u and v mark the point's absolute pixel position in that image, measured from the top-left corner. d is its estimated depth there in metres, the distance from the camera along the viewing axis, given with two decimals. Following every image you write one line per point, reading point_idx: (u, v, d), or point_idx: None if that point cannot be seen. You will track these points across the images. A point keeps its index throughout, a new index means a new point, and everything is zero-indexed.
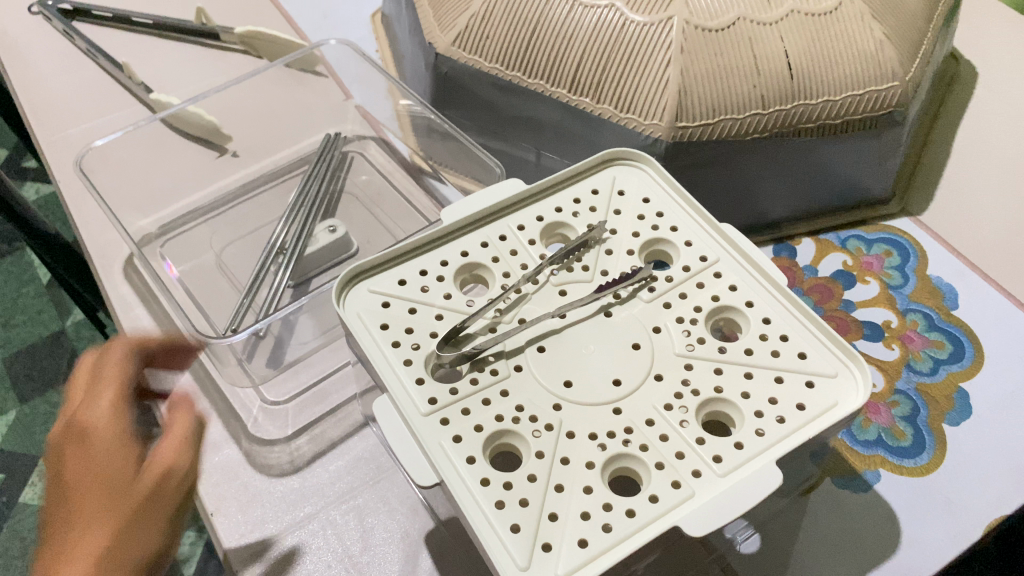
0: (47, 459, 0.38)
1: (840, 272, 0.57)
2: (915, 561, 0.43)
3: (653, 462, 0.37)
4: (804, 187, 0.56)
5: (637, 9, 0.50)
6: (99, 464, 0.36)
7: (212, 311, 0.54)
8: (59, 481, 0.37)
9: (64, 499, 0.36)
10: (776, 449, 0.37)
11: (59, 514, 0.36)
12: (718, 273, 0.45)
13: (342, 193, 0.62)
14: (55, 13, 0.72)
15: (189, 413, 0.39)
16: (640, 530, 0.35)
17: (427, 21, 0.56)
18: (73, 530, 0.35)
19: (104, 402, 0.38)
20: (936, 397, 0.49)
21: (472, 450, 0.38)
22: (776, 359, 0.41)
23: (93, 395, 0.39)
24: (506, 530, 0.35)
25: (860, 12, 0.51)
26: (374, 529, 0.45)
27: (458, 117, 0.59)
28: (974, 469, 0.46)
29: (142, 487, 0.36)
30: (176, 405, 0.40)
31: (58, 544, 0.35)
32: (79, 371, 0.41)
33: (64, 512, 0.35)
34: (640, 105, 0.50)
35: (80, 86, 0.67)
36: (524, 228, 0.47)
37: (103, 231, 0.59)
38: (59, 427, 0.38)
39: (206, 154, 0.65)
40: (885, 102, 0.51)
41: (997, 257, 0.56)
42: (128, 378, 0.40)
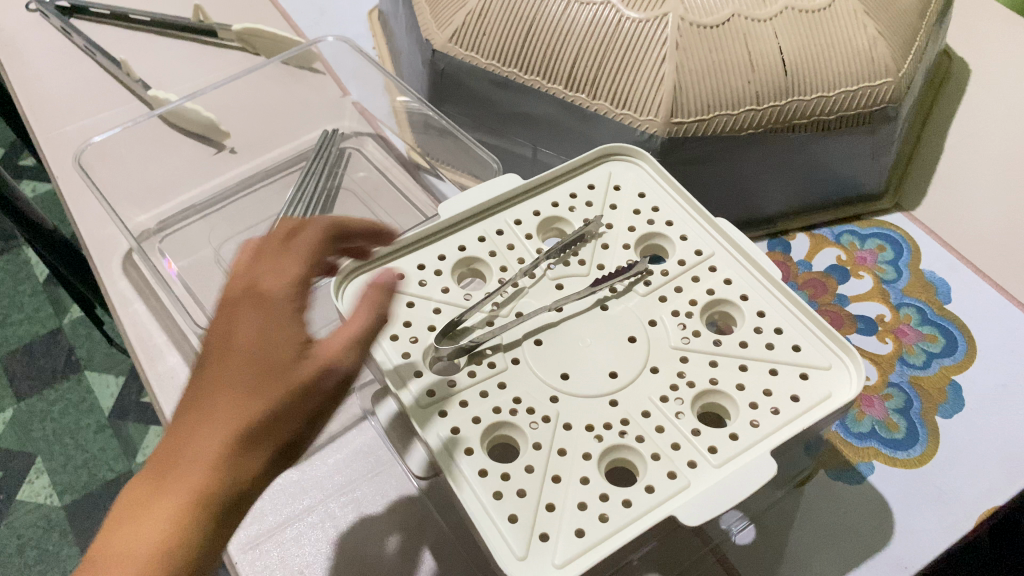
0: (228, 300, 0.34)
1: (834, 266, 0.57)
2: (908, 551, 0.43)
3: (649, 453, 0.38)
4: (799, 182, 0.57)
5: (633, 5, 0.50)
6: (265, 328, 0.32)
7: (210, 306, 0.54)
8: (224, 330, 0.32)
9: (223, 352, 0.32)
10: (771, 440, 0.38)
11: (212, 361, 0.32)
12: (713, 267, 0.45)
13: (340, 188, 0.63)
14: (53, 11, 0.72)
15: (383, 304, 0.33)
16: (636, 520, 0.35)
17: (424, 18, 0.57)
18: (216, 392, 0.31)
19: (288, 278, 0.33)
20: (928, 390, 0.50)
21: (470, 441, 0.38)
22: (770, 351, 0.41)
23: (280, 263, 0.34)
24: (503, 520, 0.35)
25: (854, 9, 0.51)
26: (373, 521, 0.45)
27: (455, 113, 0.60)
28: (967, 461, 0.47)
29: (300, 377, 0.31)
30: (374, 288, 0.33)
31: (201, 398, 0.31)
32: (286, 230, 0.36)
33: (220, 365, 0.31)
34: (636, 101, 0.50)
35: (78, 83, 0.68)
36: (520, 222, 0.47)
37: (102, 226, 0.59)
38: (248, 274, 0.34)
39: (203, 150, 0.65)
40: (879, 98, 0.51)
41: (990, 251, 0.57)
42: (316, 254, 0.35)
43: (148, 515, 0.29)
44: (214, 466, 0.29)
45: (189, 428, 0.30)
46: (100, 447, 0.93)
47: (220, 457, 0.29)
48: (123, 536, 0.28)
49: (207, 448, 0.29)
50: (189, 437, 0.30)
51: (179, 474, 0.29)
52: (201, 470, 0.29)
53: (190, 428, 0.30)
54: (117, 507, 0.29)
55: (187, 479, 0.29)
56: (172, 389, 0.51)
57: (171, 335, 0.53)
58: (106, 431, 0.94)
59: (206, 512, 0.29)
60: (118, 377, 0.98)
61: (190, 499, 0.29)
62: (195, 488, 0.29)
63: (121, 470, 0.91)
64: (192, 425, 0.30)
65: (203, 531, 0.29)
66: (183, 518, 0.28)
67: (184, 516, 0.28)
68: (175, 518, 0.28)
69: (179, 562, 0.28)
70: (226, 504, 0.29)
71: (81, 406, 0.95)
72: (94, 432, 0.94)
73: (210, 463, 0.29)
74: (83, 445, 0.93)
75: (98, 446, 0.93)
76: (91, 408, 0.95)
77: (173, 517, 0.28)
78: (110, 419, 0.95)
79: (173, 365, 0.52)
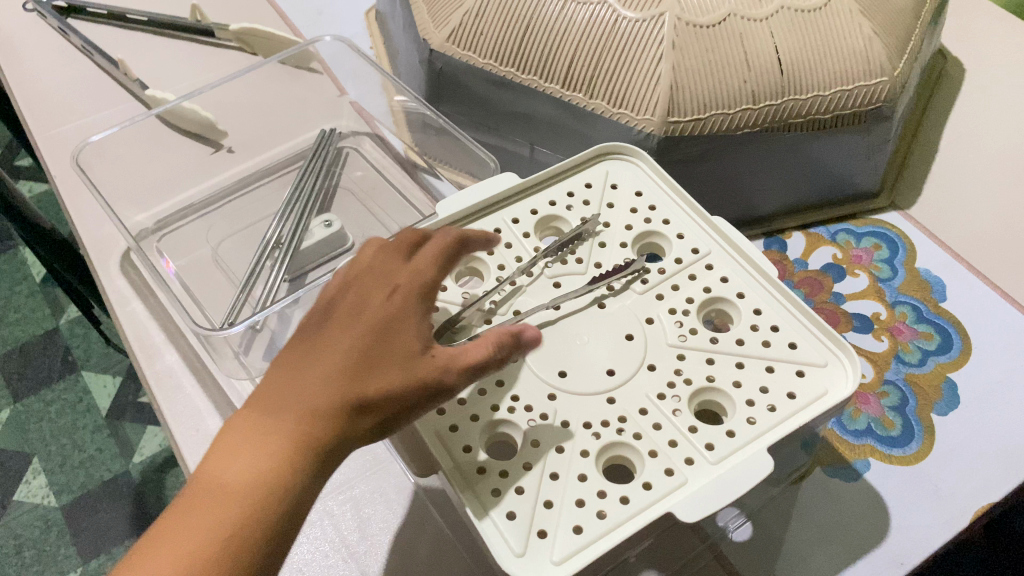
0: (360, 278, 0.36)
1: (830, 265, 0.58)
2: (904, 548, 0.43)
3: (646, 450, 0.38)
4: (795, 181, 0.57)
5: (629, 5, 0.50)
6: (394, 312, 0.34)
7: (208, 305, 0.54)
8: (353, 305, 0.35)
9: (348, 323, 0.34)
10: (768, 437, 0.38)
11: (334, 327, 0.34)
12: (710, 265, 0.45)
13: (338, 188, 0.63)
14: (50, 11, 0.73)
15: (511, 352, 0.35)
16: (634, 517, 0.36)
17: (421, 17, 0.57)
18: (331, 348, 0.33)
19: (425, 276, 0.36)
20: (924, 387, 0.50)
21: (469, 439, 0.38)
22: (767, 349, 0.41)
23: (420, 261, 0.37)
24: (502, 517, 0.36)
25: (849, 9, 0.51)
26: (371, 519, 0.46)
27: (452, 113, 0.60)
28: (962, 458, 0.47)
29: (419, 368, 0.33)
30: (506, 335, 0.35)
31: (317, 356, 0.33)
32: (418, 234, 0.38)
33: (341, 332, 0.34)
34: (633, 101, 0.51)
35: (75, 83, 0.68)
36: (518, 221, 0.47)
37: (99, 226, 0.59)
38: (380, 263, 0.37)
39: (201, 150, 0.65)
40: (874, 97, 0.52)
41: (985, 249, 0.57)
42: (448, 263, 0.37)
43: (252, 452, 0.31)
44: (320, 426, 0.32)
45: (300, 383, 0.33)
46: (96, 447, 0.93)
47: (328, 417, 0.32)
48: (228, 467, 0.31)
49: (317, 407, 0.32)
50: (300, 390, 0.33)
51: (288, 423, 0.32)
52: (308, 425, 0.32)
53: (302, 384, 0.33)
54: (223, 436, 0.32)
55: (294, 429, 0.32)
56: (170, 388, 0.51)
57: (169, 334, 0.54)
58: (103, 431, 0.94)
59: (306, 462, 0.31)
60: (115, 378, 0.98)
61: (294, 449, 0.31)
62: (301, 439, 0.31)
63: (118, 470, 0.91)
64: (304, 379, 0.33)
65: (301, 478, 0.31)
66: (284, 461, 0.31)
67: (286, 460, 0.31)
68: (278, 460, 0.31)
69: (276, 499, 0.31)
70: (324, 462, 0.32)
71: (78, 406, 0.95)
72: (91, 433, 0.94)
73: (318, 420, 0.32)
74: (80, 445, 0.93)
75: (94, 446, 0.93)
76: (88, 409, 0.95)
77: (276, 458, 0.31)
78: (107, 420, 0.95)
79: (171, 364, 0.52)
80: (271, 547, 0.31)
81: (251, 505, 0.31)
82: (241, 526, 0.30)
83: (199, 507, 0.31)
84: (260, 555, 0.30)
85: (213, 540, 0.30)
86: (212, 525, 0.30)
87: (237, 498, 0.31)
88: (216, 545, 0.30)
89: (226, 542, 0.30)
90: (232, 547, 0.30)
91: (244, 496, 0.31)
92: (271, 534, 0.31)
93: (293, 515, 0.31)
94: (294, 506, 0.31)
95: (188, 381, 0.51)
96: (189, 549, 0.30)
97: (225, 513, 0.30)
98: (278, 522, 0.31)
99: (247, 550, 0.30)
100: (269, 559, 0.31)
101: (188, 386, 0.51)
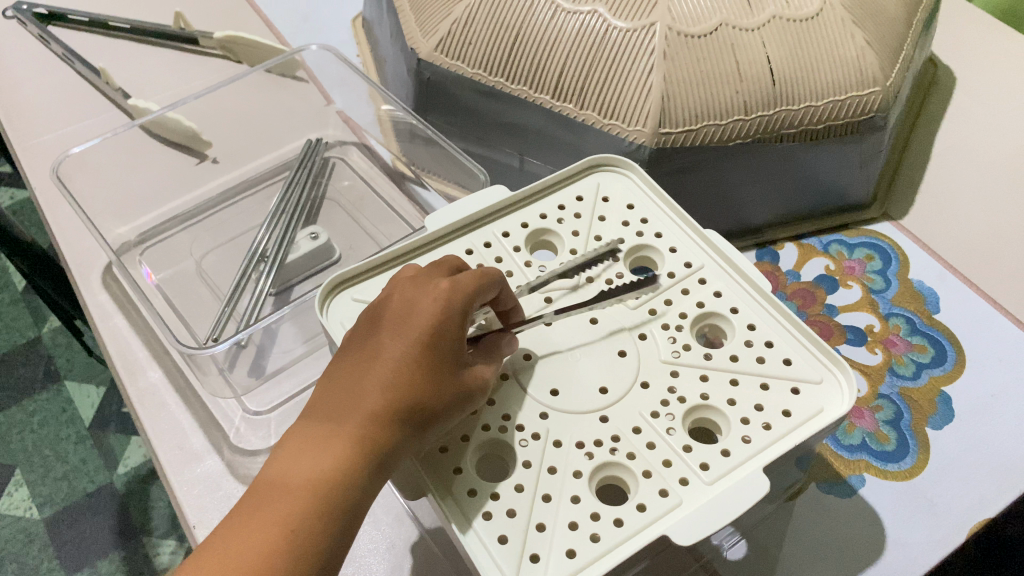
0: (403, 288, 0.38)
1: (823, 277, 0.57)
2: (900, 565, 0.43)
3: (640, 470, 0.37)
4: (786, 192, 0.57)
5: (620, 15, 0.50)
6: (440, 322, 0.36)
7: (193, 320, 0.53)
8: (398, 312, 0.36)
9: (397, 332, 0.36)
10: (764, 456, 0.37)
11: (381, 335, 0.36)
12: (703, 279, 0.45)
13: (324, 199, 0.62)
14: (30, 18, 0.71)
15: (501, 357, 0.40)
16: (628, 540, 0.35)
17: (409, 26, 0.56)
18: (383, 358, 0.35)
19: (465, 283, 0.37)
20: (919, 401, 0.50)
21: (459, 460, 0.38)
22: (761, 365, 0.41)
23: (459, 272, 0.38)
24: (493, 541, 0.35)
25: (842, 18, 0.51)
26: (359, 540, 0.45)
27: (441, 123, 0.59)
28: (956, 473, 0.46)
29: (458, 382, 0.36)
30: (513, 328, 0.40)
31: (369, 365, 0.35)
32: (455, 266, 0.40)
33: (389, 339, 0.36)
34: (624, 112, 0.50)
35: (55, 92, 0.67)
36: (508, 235, 0.47)
37: (81, 239, 0.58)
38: (420, 277, 0.38)
39: (185, 160, 0.64)
40: (867, 107, 0.51)
41: (978, 259, 0.57)
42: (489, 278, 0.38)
43: (311, 458, 0.33)
44: (378, 431, 0.33)
45: (355, 393, 0.35)
46: (80, 458, 0.91)
47: (385, 423, 0.34)
48: (295, 469, 0.33)
49: (375, 414, 0.34)
50: (355, 398, 0.34)
51: (348, 428, 0.34)
52: (368, 429, 0.33)
53: (356, 393, 0.35)
54: (285, 444, 0.34)
55: (353, 435, 0.33)
56: (153, 405, 0.50)
57: (152, 349, 0.53)
58: (86, 442, 0.92)
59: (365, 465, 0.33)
60: (99, 388, 0.96)
61: (355, 452, 0.33)
62: (361, 444, 0.33)
63: (102, 481, 0.90)
64: (361, 386, 0.35)
65: (361, 481, 0.33)
66: (347, 464, 0.33)
67: (348, 462, 0.33)
68: (342, 463, 0.33)
69: (340, 500, 0.32)
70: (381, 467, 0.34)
71: (60, 416, 0.94)
72: (74, 444, 0.92)
73: (376, 427, 0.33)
74: (64, 456, 0.91)
75: (78, 457, 0.91)
76: (71, 419, 0.94)
77: (338, 461, 0.33)
78: (90, 430, 0.93)
79: (154, 380, 0.51)
80: (335, 550, 0.32)
81: (315, 505, 0.32)
82: (309, 524, 0.31)
83: (265, 509, 0.32)
84: (324, 555, 0.31)
85: (280, 539, 0.31)
86: (278, 524, 0.31)
87: (303, 499, 0.32)
88: (284, 545, 0.30)
89: (294, 540, 0.31)
90: (297, 546, 0.31)
91: (311, 497, 0.32)
92: (336, 533, 0.32)
93: (354, 517, 0.33)
94: (356, 509, 0.33)
95: (171, 398, 0.50)
96: (257, 548, 0.30)
97: (291, 513, 0.31)
98: (341, 522, 0.32)
99: (314, 548, 0.31)
100: (333, 559, 0.32)
101: (172, 403, 0.50)
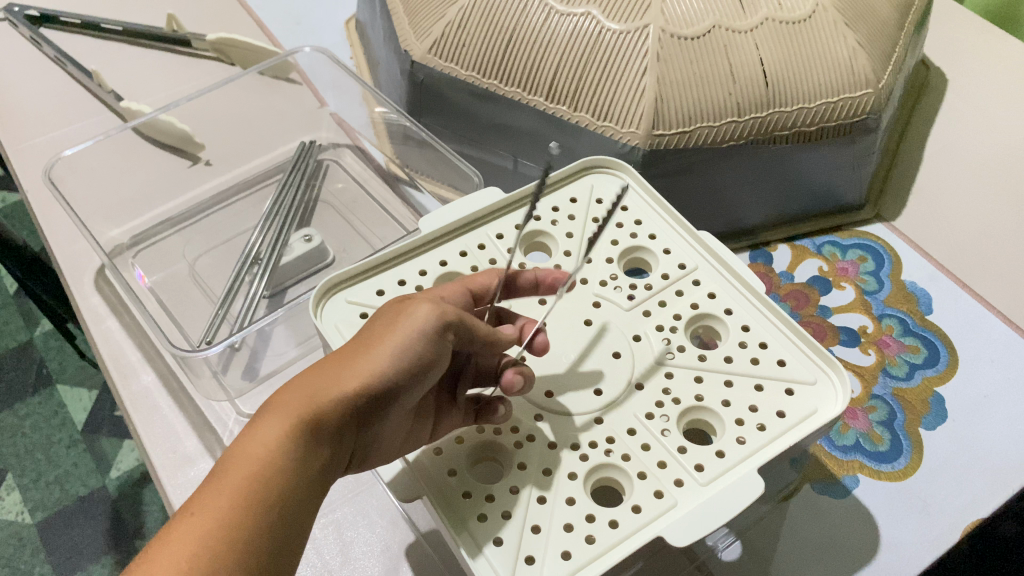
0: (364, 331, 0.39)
1: (816, 277, 0.57)
2: (893, 565, 0.43)
3: (635, 472, 0.37)
4: (779, 195, 0.57)
5: (614, 17, 0.50)
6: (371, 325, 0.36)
7: (186, 323, 0.53)
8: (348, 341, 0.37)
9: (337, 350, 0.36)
10: (758, 457, 0.37)
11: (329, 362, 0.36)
12: (697, 280, 0.45)
13: (318, 201, 0.62)
14: (21, 21, 0.71)
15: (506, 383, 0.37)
16: (624, 541, 0.35)
17: (402, 28, 0.56)
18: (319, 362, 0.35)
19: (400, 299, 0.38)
20: (912, 401, 0.50)
21: (453, 462, 0.38)
22: (755, 366, 0.41)
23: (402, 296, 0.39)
24: (488, 544, 0.35)
25: (834, 20, 0.51)
26: (354, 543, 0.45)
27: (434, 125, 0.59)
28: (950, 473, 0.46)
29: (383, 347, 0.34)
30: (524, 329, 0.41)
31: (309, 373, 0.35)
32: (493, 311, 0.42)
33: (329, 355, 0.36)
34: (617, 114, 0.50)
35: (47, 95, 0.66)
36: (503, 237, 0.47)
37: (73, 242, 0.58)
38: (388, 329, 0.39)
39: (178, 163, 0.64)
40: (859, 108, 0.52)
41: (970, 261, 0.57)
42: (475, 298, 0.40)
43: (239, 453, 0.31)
44: (315, 406, 0.32)
45: (297, 381, 0.33)
46: (72, 461, 0.91)
47: (323, 399, 0.32)
48: (230, 460, 0.30)
49: (312, 391, 0.32)
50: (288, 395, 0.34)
51: (284, 406, 0.32)
52: (304, 406, 0.32)
53: (294, 379, 0.33)
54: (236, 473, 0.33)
55: (290, 412, 0.32)
56: (146, 409, 0.50)
57: (145, 353, 0.52)
58: (78, 445, 0.92)
59: (307, 446, 0.31)
60: (91, 391, 0.96)
61: (285, 427, 0.31)
62: (298, 420, 0.31)
63: (94, 485, 0.89)
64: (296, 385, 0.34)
65: (305, 464, 0.31)
66: (284, 444, 0.31)
67: (286, 441, 0.31)
68: (278, 444, 0.31)
69: (280, 484, 0.30)
70: (327, 449, 0.32)
71: (52, 420, 0.93)
72: (66, 447, 0.92)
73: (313, 403, 0.32)
74: (56, 460, 0.91)
75: (70, 461, 0.91)
76: (63, 422, 0.93)
77: (252, 433, 0.31)
78: (82, 434, 0.93)
79: (147, 384, 0.51)
80: (282, 543, 0.29)
81: (229, 477, 0.30)
82: (239, 503, 0.29)
83: (193, 504, 0.29)
84: (233, 522, 0.28)
85: (210, 533, 0.28)
86: (208, 517, 0.28)
87: (237, 486, 0.29)
88: (214, 539, 0.28)
89: (226, 532, 0.28)
90: (201, 515, 0.28)
91: (244, 484, 0.29)
92: (280, 524, 0.30)
93: (304, 506, 0.31)
94: (304, 496, 0.31)
95: (164, 402, 0.50)
96: (184, 546, 0.27)
97: (223, 504, 0.29)
98: (287, 511, 0.30)
99: (250, 541, 0.28)
100: (281, 554, 0.29)
101: (165, 406, 0.50)
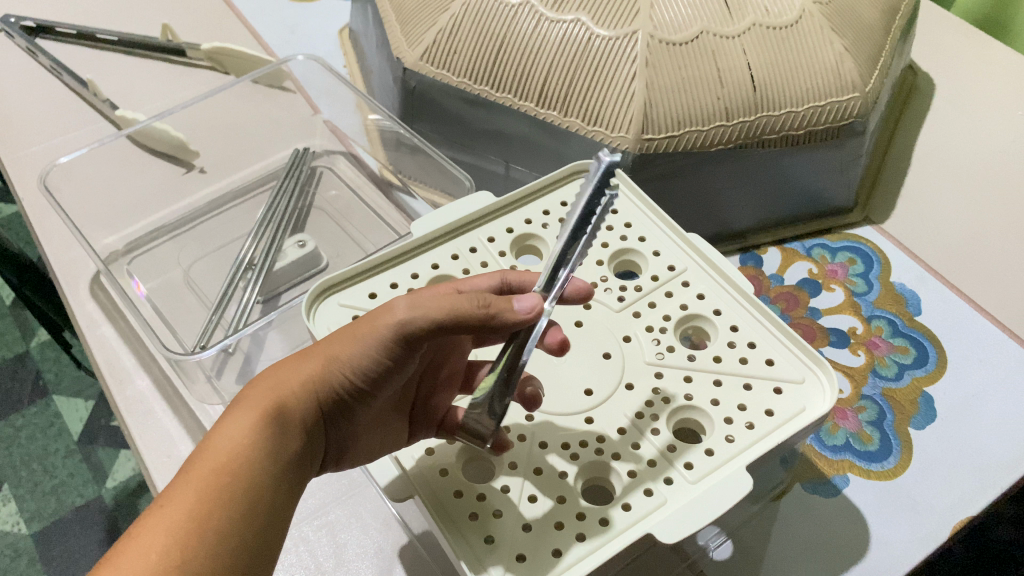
0: None
1: (806, 280, 0.58)
2: (884, 562, 0.43)
3: (625, 470, 0.37)
4: (768, 198, 0.57)
5: (602, 23, 0.50)
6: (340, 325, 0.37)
7: (181, 329, 0.53)
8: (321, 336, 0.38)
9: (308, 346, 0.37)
10: (746, 454, 0.37)
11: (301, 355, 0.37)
12: (686, 282, 0.45)
13: (311, 208, 0.62)
14: (17, 31, 0.71)
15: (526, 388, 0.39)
16: (614, 539, 0.35)
17: (394, 37, 0.57)
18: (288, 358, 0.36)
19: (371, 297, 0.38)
20: (900, 401, 0.50)
21: (445, 463, 0.38)
22: (744, 366, 0.41)
23: None
24: (479, 541, 0.35)
25: (820, 25, 0.52)
26: (347, 545, 0.45)
27: (427, 132, 0.60)
28: (939, 471, 0.47)
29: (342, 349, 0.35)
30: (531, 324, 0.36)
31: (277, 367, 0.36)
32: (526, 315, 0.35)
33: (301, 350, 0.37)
34: (607, 118, 0.51)
35: (43, 105, 0.67)
36: (494, 240, 0.47)
37: (68, 249, 0.59)
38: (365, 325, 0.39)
39: (173, 170, 0.65)
40: (847, 112, 0.52)
41: (958, 262, 0.57)
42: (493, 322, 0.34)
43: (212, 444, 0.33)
44: (276, 403, 0.33)
45: (265, 381, 0.35)
46: (68, 472, 0.91)
47: (283, 394, 0.34)
48: (199, 455, 0.32)
49: (272, 388, 0.34)
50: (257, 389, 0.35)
51: (246, 402, 0.33)
52: (267, 403, 0.33)
53: (259, 377, 0.35)
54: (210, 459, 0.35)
55: (252, 408, 0.33)
56: (142, 414, 0.50)
57: (140, 358, 0.53)
58: (75, 455, 0.92)
59: (271, 440, 0.33)
60: (87, 402, 0.96)
61: (251, 424, 0.32)
62: (260, 415, 0.33)
63: (90, 496, 0.89)
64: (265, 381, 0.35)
65: (270, 456, 0.32)
66: (249, 439, 0.32)
67: (250, 436, 0.32)
68: (243, 438, 0.32)
69: (248, 474, 0.31)
70: (292, 446, 0.33)
71: (48, 431, 0.93)
72: (63, 457, 0.92)
73: (273, 398, 0.34)
74: (52, 470, 0.91)
75: (66, 472, 0.91)
76: (59, 433, 0.93)
77: (221, 430, 0.32)
78: (79, 445, 0.92)
79: (142, 389, 0.51)
80: (252, 536, 0.31)
81: (199, 468, 0.31)
82: (207, 495, 0.30)
83: (167, 496, 0.31)
84: (203, 513, 0.30)
85: (179, 524, 0.29)
86: (175, 509, 0.30)
87: (204, 478, 0.31)
88: (184, 530, 0.29)
89: (196, 523, 0.29)
90: (173, 505, 0.30)
91: (213, 477, 0.31)
92: (251, 515, 0.31)
93: (274, 496, 0.32)
94: (273, 487, 0.32)
95: (160, 407, 0.50)
96: (155, 536, 0.29)
97: (192, 496, 0.30)
98: (259, 504, 0.31)
99: (220, 532, 0.30)
100: (256, 543, 0.31)
101: (159, 411, 0.50)
